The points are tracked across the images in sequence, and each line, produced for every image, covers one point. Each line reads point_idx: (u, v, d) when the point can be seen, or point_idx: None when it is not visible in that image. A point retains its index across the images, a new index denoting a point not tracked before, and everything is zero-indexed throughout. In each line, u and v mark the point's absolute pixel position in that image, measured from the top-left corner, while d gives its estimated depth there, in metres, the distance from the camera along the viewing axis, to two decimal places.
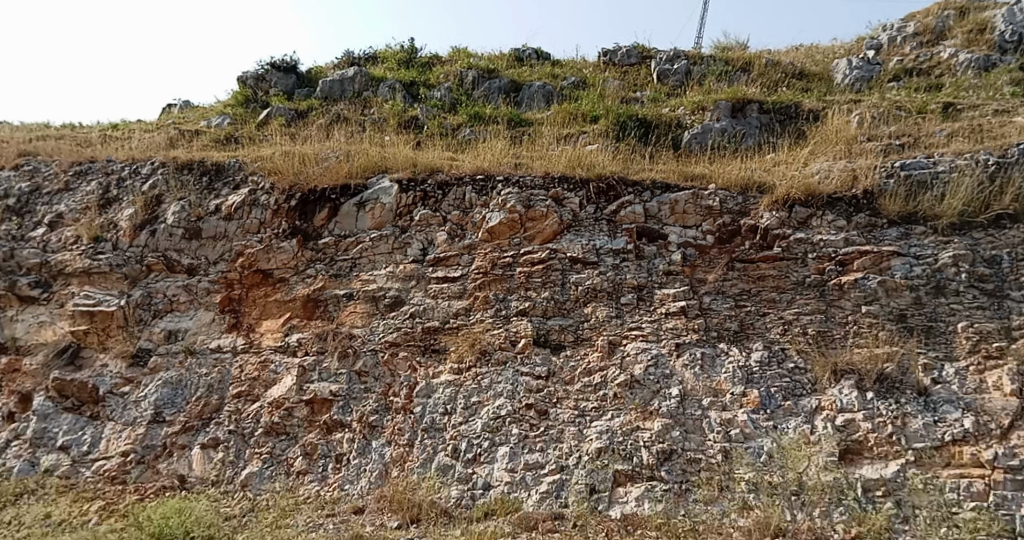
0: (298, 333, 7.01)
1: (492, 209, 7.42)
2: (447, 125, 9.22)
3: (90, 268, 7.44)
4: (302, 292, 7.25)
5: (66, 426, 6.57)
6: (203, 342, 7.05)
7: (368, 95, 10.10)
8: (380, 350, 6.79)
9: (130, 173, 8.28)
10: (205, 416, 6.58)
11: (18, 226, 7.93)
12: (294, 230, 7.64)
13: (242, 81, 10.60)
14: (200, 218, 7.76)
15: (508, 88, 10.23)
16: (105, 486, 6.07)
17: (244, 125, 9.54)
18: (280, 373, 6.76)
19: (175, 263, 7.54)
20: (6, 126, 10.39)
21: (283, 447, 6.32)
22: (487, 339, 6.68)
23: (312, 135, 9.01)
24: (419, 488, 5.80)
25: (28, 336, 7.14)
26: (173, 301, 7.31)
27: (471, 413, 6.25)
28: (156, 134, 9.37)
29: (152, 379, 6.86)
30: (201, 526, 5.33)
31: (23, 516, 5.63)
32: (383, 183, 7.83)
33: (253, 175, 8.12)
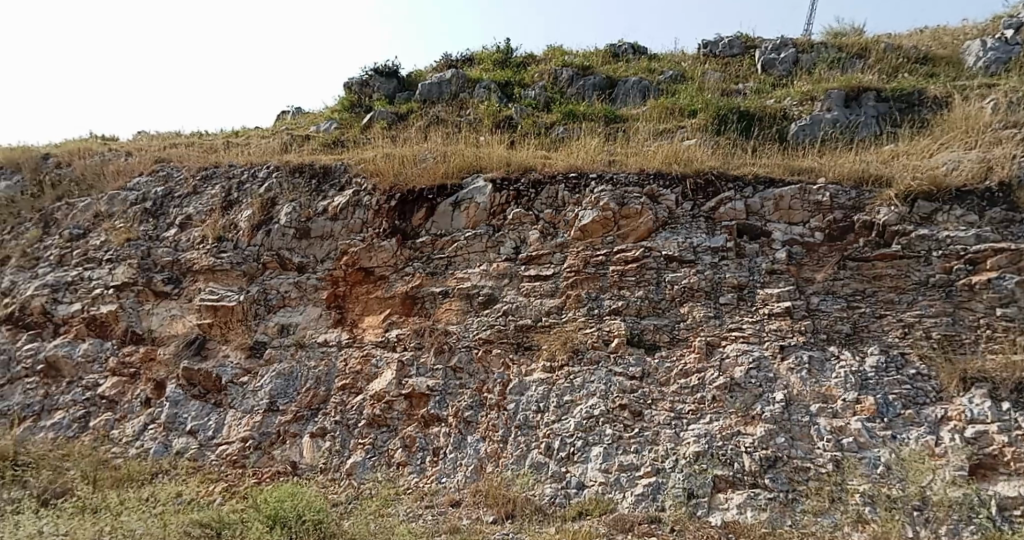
0: (398, 329, 7.26)
1: (585, 207, 7.38)
2: (542, 124, 9.26)
3: (215, 266, 8.04)
4: (401, 290, 7.50)
5: (194, 411, 7.13)
6: (312, 336, 7.45)
7: (465, 96, 10.31)
8: (474, 346, 6.92)
9: (248, 177, 8.86)
10: (314, 406, 6.94)
11: (153, 227, 8.67)
12: (393, 229, 7.91)
13: (347, 86, 11.09)
14: (309, 219, 8.19)
15: (603, 84, 10.14)
16: (227, 469, 6.59)
17: (350, 129, 9.98)
18: (380, 367, 7.02)
19: (287, 261, 8.00)
20: (144, 135, 11.38)
21: (384, 438, 6.58)
22: (580, 338, 6.65)
23: (411, 136, 9.30)
24: (514, 484, 5.88)
25: (162, 328, 7.79)
26: (285, 297, 7.76)
27: (564, 412, 6.25)
28: (271, 140, 9.98)
29: (267, 370, 7.32)
30: (311, 510, 5.56)
31: (159, 494, 6.12)
32: (478, 183, 7.96)
33: (357, 176, 8.47)
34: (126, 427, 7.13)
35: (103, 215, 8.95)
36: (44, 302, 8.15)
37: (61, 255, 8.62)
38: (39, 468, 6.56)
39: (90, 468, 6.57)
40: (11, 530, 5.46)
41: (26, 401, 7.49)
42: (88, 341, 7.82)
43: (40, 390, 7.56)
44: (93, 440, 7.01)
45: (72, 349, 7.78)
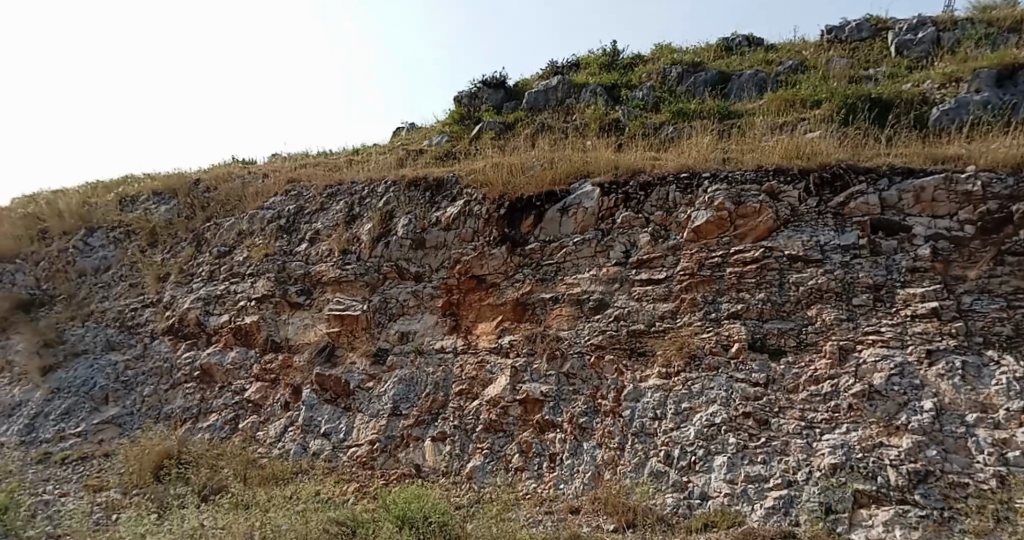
0: (510, 335, 7.36)
1: (699, 207, 7.15)
2: (651, 125, 9.09)
3: (340, 278, 8.51)
4: (512, 296, 7.59)
5: (326, 415, 7.59)
6: (430, 343, 7.71)
7: (571, 102, 10.31)
8: (587, 352, 6.88)
9: (368, 192, 9.32)
10: (433, 411, 7.18)
11: (287, 242, 9.30)
12: (503, 237, 8.02)
13: (457, 99, 11.40)
14: (424, 230, 8.49)
15: (715, 80, 9.80)
16: (358, 470, 6.96)
17: (460, 141, 10.26)
18: (495, 373, 7.14)
19: (405, 271, 8.33)
20: (276, 158, 12.25)
21: (502, 443, 6.70)
22: (697, 343, 6.45)
23: (519, 145, 9.41)
24: (633, 493, 5.79)
25: (296, 337, 8.34)
26: (404, 306, 8.08)
27: (683, 419, 6.08)
28: (388, 156, 10.44)
29: (390, 375, 7.65)
30: (437, 512, 5.78)
31: (300, 492, 6.56)
32: (585, 187, 7.91)
33: (468, 187, 8.68)
34: (268, 429, 7.69)
35: (244, 233, 9.72)
36: (198, 314, 8.96)
37: (210, 271, 9.44)
38: (198, 466, 7.20)
39: (240, 466, 7.14)
40: (178, 523, 6.04)
41: (186, 404, 8.25)
42: (235, 349, 8.52)
43: (197, 394, 8.30)
44: (242, 441, 7.62)
45: (222, 356, 8.50)
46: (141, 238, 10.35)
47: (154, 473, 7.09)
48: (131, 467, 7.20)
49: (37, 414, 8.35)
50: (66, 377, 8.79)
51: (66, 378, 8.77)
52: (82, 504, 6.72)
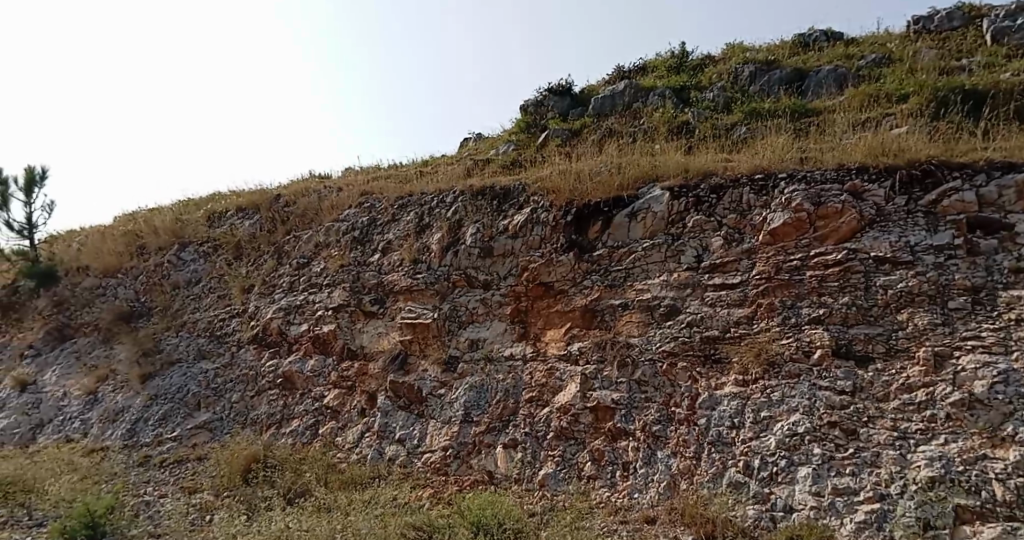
0: (579, 342, 7.33)
1: (774, 209, 6.93)
2: (722, 126, 8.88)
3: (412, 287, 8.69)
4: (581, 303, 7.55)
5: (401, 421, 7.76)
6: (499, 350, 7.76)
7: (639, 106, 10.20)
8: (659, 359, 6.76)
9: (437, 203, 9.48)
10: (504, 418, 7.22)
11: (361, 253, 9.57)
12: (571, 244, 7.99)
13: (523, 108, 11.47)
14: (492, 238, 8.56)
15: (790, 77, 9.49)
16: (433, 476, 7.07)
17: (527, 149, 10.30)
18: (565, 380, 7.12)
19: (474, 279, 8.42)
20: (349, 171, 12.65)
21: (573, 451, 6.66)
22: (775, 349, 6.23)
23: (586, 151, 9.38)
24: (711, 503, 5.65)
25: (371, 345, 8.56)
26: (473, 313, 8.16)
27: (762, 428, 5.88)
28: (456, 166, 10.60)
29: (461, 382, 7.74)
30: (511, 519, 5.87)
31: (379, 497, 6.74)
32: (654, 191, 7.80)
33: (535, 195, 8.70)
34: (346, 434, 7.91)
35: (321, 245, 10.07)
36: (280, 323, 9.33)
37: (291, 282, 9.82)
38: (283, 469, 7.50)
39: (321, 470, 7.38)
40: (266, 525, 6.31)
41: (270, 410, 8.58)
42: (314, 357, 8.82)
43: (280, 400, 8.63)
44: (322, 446, 7.87)
45: (302, 364, 8.82)
46: (227, 252, 10.88)
47: (243, 476, 7.42)
48: (222, 470, 7.56)
49: (137, 419, 8.89)
50: (163, 384, 9.31)
51: (162, 385, 9.29)
52: (179, 505, 7.10)
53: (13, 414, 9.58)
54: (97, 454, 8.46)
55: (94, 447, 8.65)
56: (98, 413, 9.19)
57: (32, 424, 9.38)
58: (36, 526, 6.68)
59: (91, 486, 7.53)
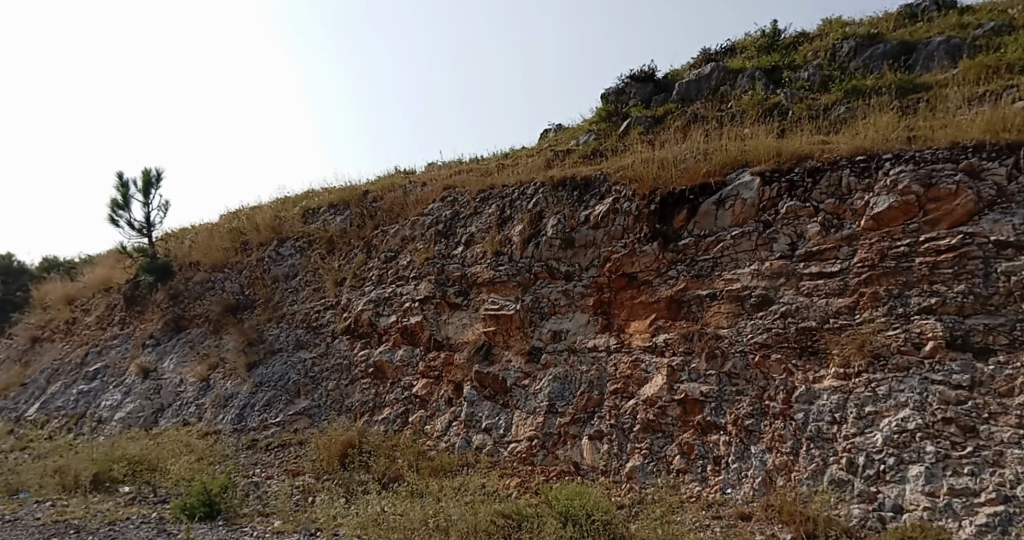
0: (665, 334, 7.20)
1: (878, 193, 6.54)
2: (818, 106, 8.45)
3: (494, 279, 8.78)
4: (666, 293, 7.41)
5: (487, 411, 7.89)
6: (583, 341, 7.74)
7: (727, 89, 9.87)
8: (751, 351, 6.56)
9: (519, 195, 9.50)
10: (589, 409, 7.20)
11: (445, 246, 9.75)
12: (655, 234, 7.83)
13: (604, 97, 11.31)
14: (573, 229, 8.49)
15: (896, 51, 8.92)
16: (519, 466, 7.16)
17: (609, 138, 10.16)
18: (651, 372, 7.03)
19: (555, 270, 8.39)
20: (433, 166, 12.89)
21: (661, 444, 6.59)
22: (880, 341, 5.91)
23: (671, 138, 9.16)
24: (811, 501, 5.48)
25: (456, 336, 8.73)
26: (556, 305, 8.15)
27: (867, 424, 5.61)
28: (538, 157, 10.59)
29: (545, 373, 7.76)
30: (599, 510, 5.82)
31: (468, 484, 6.91)
32: (743, 177, 7.52)
33: (616, 184, 8.56)
34: (435, 423, 8.12)
35: (408, 239, 10.33)
36: (370, 315, 9.66)
37: (379, 275, 10.13)
38: (377, 455, 7.79)
39: (412, 457, 7.63)
40: (363, 507, 6.63)
41: (363, 398, 8.91)
42: (403, 348, 9.09)
43: (372, 389, 8.96)
44: (412, 434, 8.10)
45: (392, 354, 9.10)
46: (321, 247, 11.33)
47: (340, 460, 7.77)
48: (320, 454, 7.93)
49: (245, 405, 9.44)
50: (266, 373, 9.83)
51: (265, 373, 9.82)
52: (283, 486, 7.52)
53: (138, 398, 10.39)
54: (210, 437, 9.06)
55: (207, 430, 9.27)
56: (210, 399, 9.83)
57: (154, 408, 10.15)
58: (160, 502, 7.26)
59: (206, 467, 8.09)
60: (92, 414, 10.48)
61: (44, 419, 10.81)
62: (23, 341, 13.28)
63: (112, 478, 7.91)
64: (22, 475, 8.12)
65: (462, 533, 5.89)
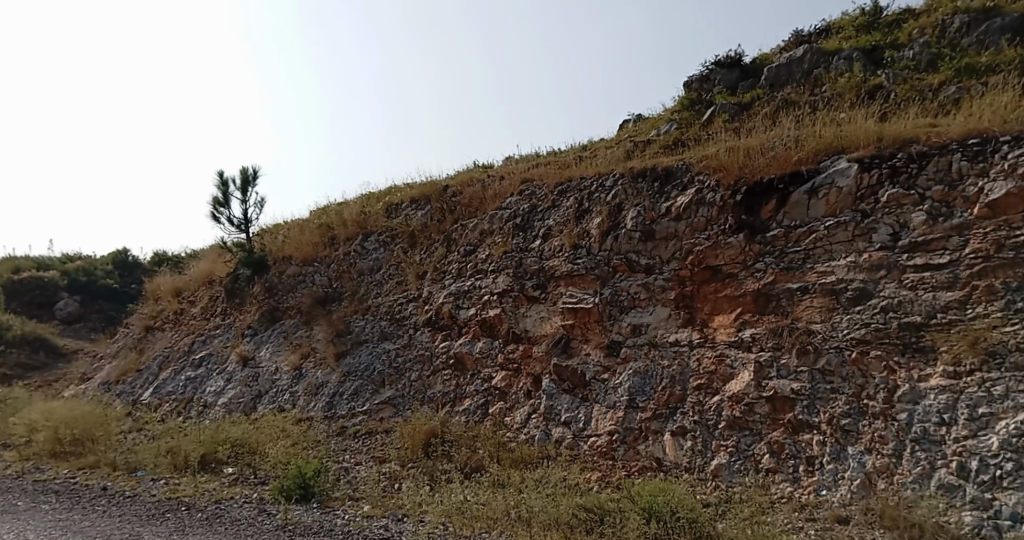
0: (752, 329, 6.97)
1: (994, 178, 6.12)
2: (924, 87, 7.93)
3: (572, 272, 8.73)
4: (752, 287, 7.16)
5: (566, 404, 7.88)
6: (664, 335, 7.59)
7: (820, 72, 9.40)
8: (847, 348, 6.26)
9: (597, 187, 9.40)
10: (671, 405, 7.07)
11: (523, 239, 9.77)
12: (741, 224, 7.56)
13: (687, 85, 11.02)
14: (653, 221, 8.31)
15: (1015, 25, 8.23)
16: (600, 460, 7.13)
17: (691, 127, 9.88)
18: (737, 368, 6.83)
19: (635, 263, 8.25)
20: (511, 160, 12.94)
21: (749, 443, 6.39)
22: (995, 337, 5.57)
23: (758, 125, 8.82)
24: (917, 506, 5.23)
25: (535, 329, 8.77)
26: (636, 298, 8.03)
27: (981, 426, 5.31)
28: (617, 148, 10.44)
29: (625, 367, 7.67)
30: (684, 508, 5.69)
31: (549, 477, 6.96)
32: (839, 164, 7.14)
33: (699, 174, 8.32)
34: (514, 415, 8.19)
35: (486, 233, 10.43)
36: (450, 308, 9.83)
37: (459, 269, 10.29)
38: (459, 446, 7.96)
39: (492, 448, 7.75)
40: (448, 496, 6.81)
41: (444, 389, 9.09)
42: (483, 340, 9.22)
43: (453, 380, 9.13)
44: (493, 425, 8.21)
45: (472, 346, 9.25)
46: (403, 241, 11.62)
47: (424, 449, 7.99)
48: (405, 443, 8.17)
49: (335, 393, 9.82)
50: (353, 362, 10.19)
51: (352, 363, 10.19)
52: (371, 472, 7.79)
53: (238, 385, 11.01)
54: (304, 423, 9.49)
55: (301, 417, 9.72)
56: (303, 387, 10.29)
57: (253, 394, 10.72)
58: (260, 483, 7.68)
59: (301, 452, 8.50)
60: (199, 399, 11.18)
61: (157, 403, 11.62)
62: (137, 330, 14.34)
63: (218, 460, 8.44)
64: (139, 454, 8.79)
65: (545, 525, 5.93)
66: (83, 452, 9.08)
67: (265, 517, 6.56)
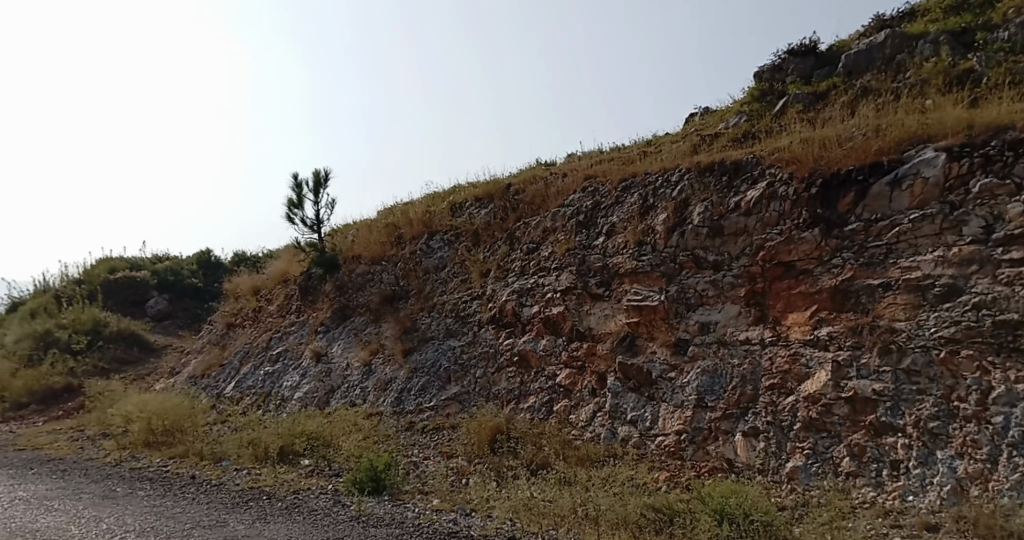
0: (829, 327, 6.71)
1: None
2: (1019, 70, 7.45)
3: (637, 269, 8.63)
4: (829, 283, 6.90)
5: (632, 403, 7.81)
6: (733, 334, 7.41)
7: (903, 58, 8.96)
8: (935, 347, 5.95)
9: (662, 182, 9.24)
10: (742, 404, 6.89)
11: (587, 236, 9.71)
12: (816, 218, 7.28)
13: (758, 75, 10.71)
14: (721, 216, 8.10)
15: None
16: (668, 459, 7.03)
17: (762, 119, 9.59)
18: (813, 367, 6.59)
19: (703, 260, 8.07)
20: (574, 157, 12.89)
21: (827, 445, 6.16)
22: None
23: (835, 115, 8.48)
24: (1015, 515, 4.93)
25: (599, 327, 8.71)
26: (704, 295, 7.86)
27: None
28: (683, 142, 10.23)
29: (693, 366, 7.53)
30: (758, 510, 5.52)
31: (616, 476, 6.90)
32: (924, 154, 6.79)
33: (771, 167, 8.06)
34: (579, 412, 8.17)
35: (549, 230, 10.41)
36: (514, 305, 9.88)
37: (523, 266, 10.33)
38: (524, 443, 8.00)
39: (558, 446, 7.76)
40: (515, 492, 6.86)
41: (509, 386, 9.14)
42: (546, 338, 9.22)
43: (518, 377, 9.17)
44: (558, 422, 8.21)
45: (536, 343, 9.27)
46: (467, 240, 11.75)
47: (491, 445, 8.07)
48: (472, 438, 8.27)
49: (403, 389, 10.04)
50: (421, 359, 10.38)
51: (420, 359, 10.38)
52: (440, 467, 7.93)
53: (312, 380, 11.40)
54: (374, 417, 9.73)
55: (372, 411, 9.97)
56: (373, 383, 10.56)
57: (326, 389, 11.07)
58: (335, 475, 7.93)
59: (372, 445, 8.73)
60: (277, 393, 11.63)
61: (239, 396, 12.17)
62: (219, 327, 15.05)
63: (295, 452, 8.77)
64: (223, 445, 9.23)
65: (613, 523, 5.89)
66: (173, 441, 9.62)
67: (340, 508, 6.77)
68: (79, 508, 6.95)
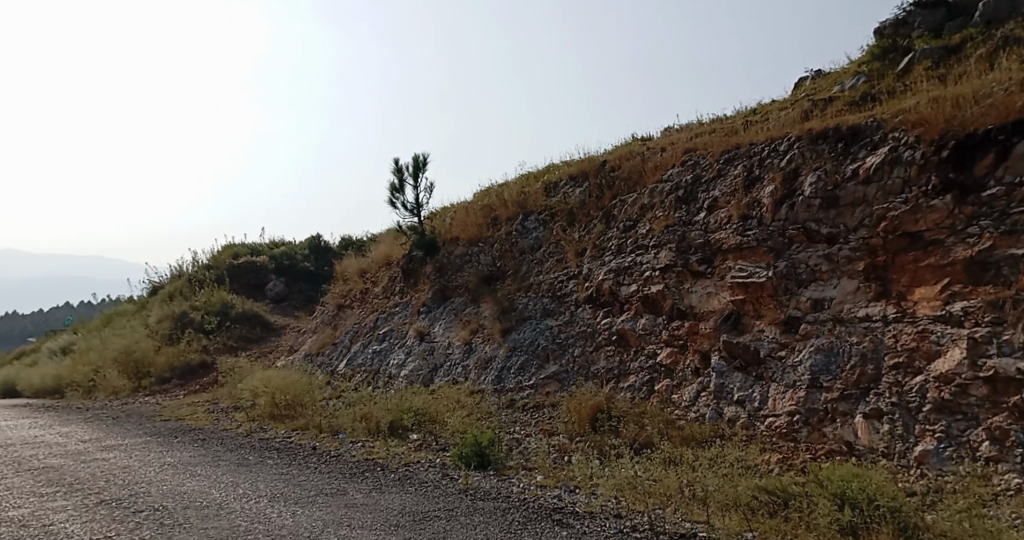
0: (964, 301, 6.19)
1: None
2: None
3: (742, 244, 8.29)
4: (963, 254, 6.35)
5: (739, 383, 7.55)
6: (850, 310, 6.98)
7: None
8: None
9: (769, 152, 8.79)
10: (862, 385, 6.49)
11: (687, 212, 9.42)
12: (949, 184, 6.69)
13: (879, 31, 9.93)
14: (837, 186, 7.61)
15: None
16: (780, 441, 6.74)
17: (883, 79, 8.89)
18: (945, 345, 6.10)
19: (815, 233, 7.63)
20: (674, 130, 12.50)
21: (962, 428, 5.71)
22: None
23: (970, 70, 7.72)
24: None
25: (701, 305, 8.45)
26: (817, 271, 7.45)
27: None
28: (792, 109, 9.67)
29: (805, 344, 7.17)
30: (884, 496, 5.15)
31: (724, 456, 6.70)
32: None
33: (894, 131, 7.47)
34: (682, 392, 7.99)
35: (647, 207, 10.18)
36: (611, 284, 9.76)
37: (619, 245, 10.17)
38: (626, 421, 7.92)
39: (661, 425, 7.63)
40: (618, 471, 6.81)
41: (608, 365, 9.07)
42: (645, 317, 9.06)
43: (617, 356, 9.08)
44: (660, 402, 8.07)
45: (635, 323, 9.12)
46: (562, 219, 11.70)
47: (592, 424, 8.05)
48: (573, 417, 8.29)
49: (502, 368, 10.19)
50: (519, 338, 10.49)
51: (518, 338, 10.49)
52: (542, 444, 8.02)
53: (417, 358, 11.80)
54: (477, 395, 9.94)
55: (474, 389, 10.19)
56: (474, 361, 10.79)
57: (430, 367, 11.42)
58: (442, 449, 8.20)
59: (476, 421, 8.94)
60: (384, 371, 12.11)
61: (350, 373, 12.80)
62: (330, 308, 15.85)
63: (404, 426, 9.13)
64: (338, 419, 9.76)
65: (722, 505, 5.74)
66: (296, 415, 10.28)
67: (448, 480, 7.00)
68: (218, 473, 7.59)
